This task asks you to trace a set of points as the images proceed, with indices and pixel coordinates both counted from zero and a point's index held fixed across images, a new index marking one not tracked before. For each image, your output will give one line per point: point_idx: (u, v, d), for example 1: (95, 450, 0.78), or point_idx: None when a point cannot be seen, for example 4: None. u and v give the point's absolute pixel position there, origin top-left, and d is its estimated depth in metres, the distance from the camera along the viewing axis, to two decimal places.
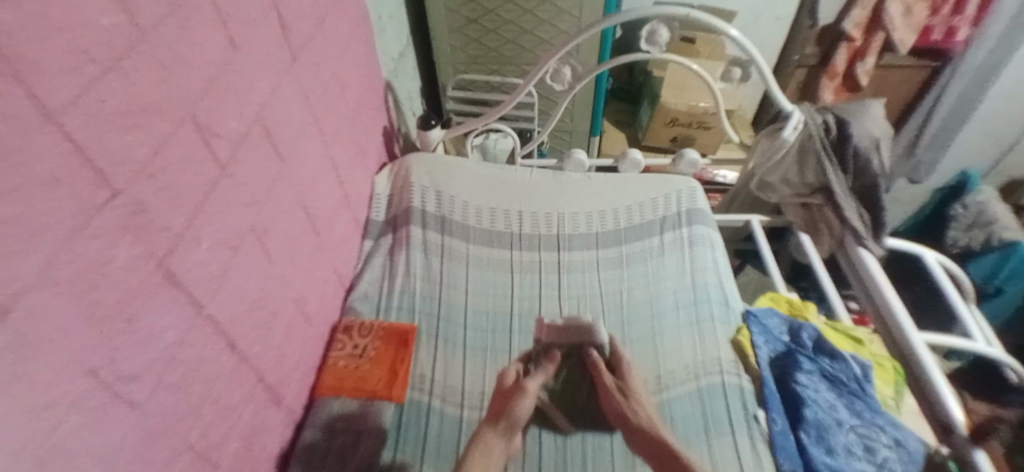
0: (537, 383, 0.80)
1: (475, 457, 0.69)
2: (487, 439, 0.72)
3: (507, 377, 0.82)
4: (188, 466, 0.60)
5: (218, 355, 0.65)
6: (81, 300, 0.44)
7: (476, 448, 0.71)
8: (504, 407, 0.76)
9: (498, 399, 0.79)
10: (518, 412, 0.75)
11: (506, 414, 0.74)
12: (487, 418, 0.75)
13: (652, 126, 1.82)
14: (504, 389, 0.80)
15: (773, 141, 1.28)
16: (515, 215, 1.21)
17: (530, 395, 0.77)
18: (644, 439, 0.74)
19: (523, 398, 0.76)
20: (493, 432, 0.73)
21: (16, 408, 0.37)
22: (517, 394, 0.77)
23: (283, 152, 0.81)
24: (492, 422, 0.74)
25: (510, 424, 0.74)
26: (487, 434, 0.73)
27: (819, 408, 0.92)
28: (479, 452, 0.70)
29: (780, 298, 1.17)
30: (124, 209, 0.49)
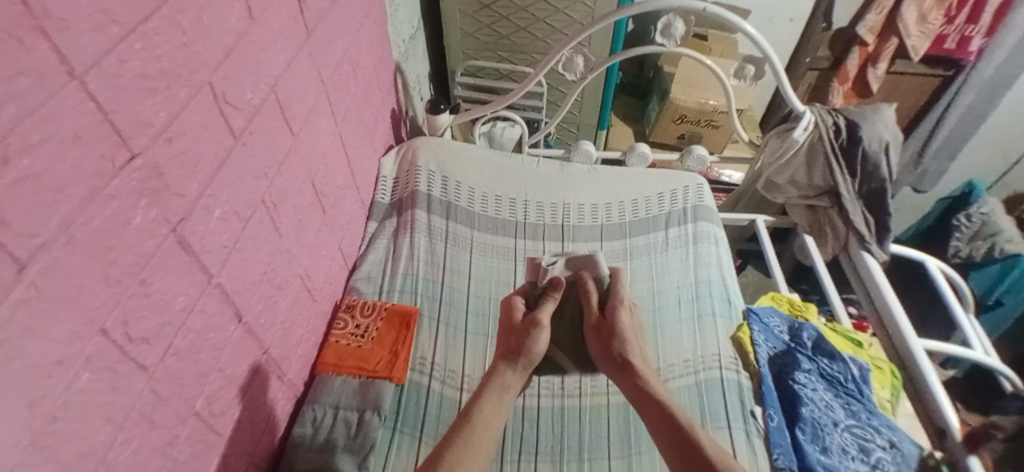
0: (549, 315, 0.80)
1: (490, 394, 0.69)
2: (502, 374, 0.73)
3: (514, 313, 0.82)
4: (192, 433, 0.61)
5: (225, 325, 0.66)
6: (97, 261, 0.44)
7: (494, 387, 0.71)
8: (517, 345, 0.76)
9: (511, 336, 0.79)
10: (536, 347, 0.76)
11: (525, 353, 0.75)
12: (501, 356, 0.76)
13: (660, 122, 1.82)
14: (514, 325, 0.80)
15: (782, 141, 1.27)
16: (521, 203, 1.21)
17: (544, 330, 0.77)
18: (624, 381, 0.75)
19: (539, 332, 0.77)
20: (509, 370, 0.73)
21: (28, 364, 0.37)
22: (532, 328, 0.77)
23: (295, 126, 0.81)
24: (510, 361, 0.75)
25: (529, 360, 0.75)
26: (503, 372, 0.73)
27: (816, 407, 0.93)
28: (495, 388, 0.71)
29: (782, 298, 1.18)
30: (141, 173, 0.49)
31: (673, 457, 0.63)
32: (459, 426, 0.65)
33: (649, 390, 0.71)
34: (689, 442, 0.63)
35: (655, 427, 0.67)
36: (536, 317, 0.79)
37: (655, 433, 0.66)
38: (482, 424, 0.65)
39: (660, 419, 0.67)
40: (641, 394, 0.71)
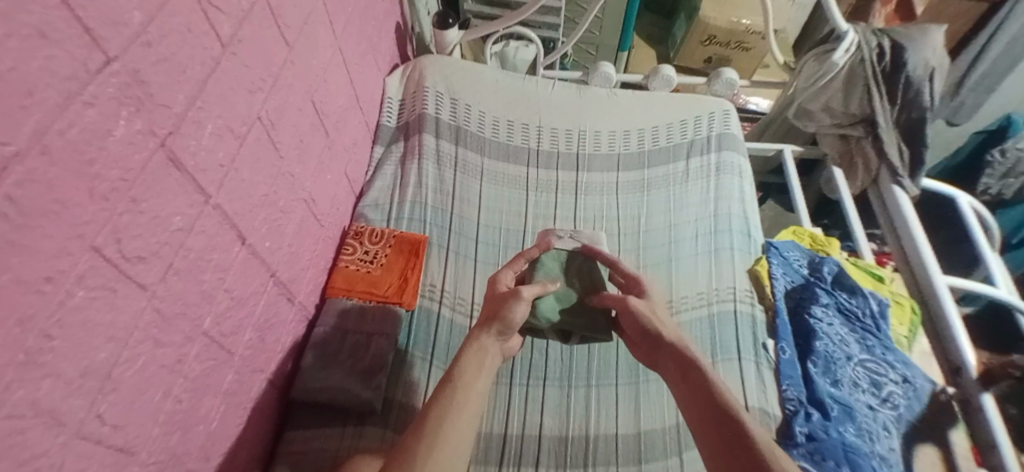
0: (533, 291, 0.77)
1: (470, 358, 0.69)
2: (479, 341, 0.71)
3: (499, 286, 0.80)
4: (203, 351, 0.61)
5: (229, 247, 0.64)
6: (80, 174, 0.41)
7: (466, 350, 0.70)
8: (497, 310, 0.75)
9: (491, 302, 0.77)
10: (514, 315, 0.74)
11: (500, 318, 0.73)
12: (478, 323, 0.75)
13: (687, 44, 1.71)
14: (498, 294, 0.78)
15: (820, 64, 1.20)
16: (534, 130, 1.15)
17: (525, 301, 0.75)
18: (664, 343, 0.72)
19: (518, 301, 0.75)
20: (486, 334, 0.72)
21: (15, 282, 0.36)
22: (510, 298, 0.75)
23: (289, 37, 0.74)
24: (486, 325, 0.74)
25: (505, 327, 0.73)
26: (480, 335, 0.72)
27: (830, 341, 0.93)
28: (474, 350, 0.70)
29: (803, 232, 1.15)
30: (119, 79, 0.44)
31: (711, 428, 0.61)
32: (442, 390, 0.65)
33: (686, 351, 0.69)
34: (722, 406, 0.62)
35: (687, 401, 0.65)
36: (518, 288, 0.76)
37: (691, 414, 0.64)
38: (462, 385, 0.65)
39: (700, 389, 0.64)
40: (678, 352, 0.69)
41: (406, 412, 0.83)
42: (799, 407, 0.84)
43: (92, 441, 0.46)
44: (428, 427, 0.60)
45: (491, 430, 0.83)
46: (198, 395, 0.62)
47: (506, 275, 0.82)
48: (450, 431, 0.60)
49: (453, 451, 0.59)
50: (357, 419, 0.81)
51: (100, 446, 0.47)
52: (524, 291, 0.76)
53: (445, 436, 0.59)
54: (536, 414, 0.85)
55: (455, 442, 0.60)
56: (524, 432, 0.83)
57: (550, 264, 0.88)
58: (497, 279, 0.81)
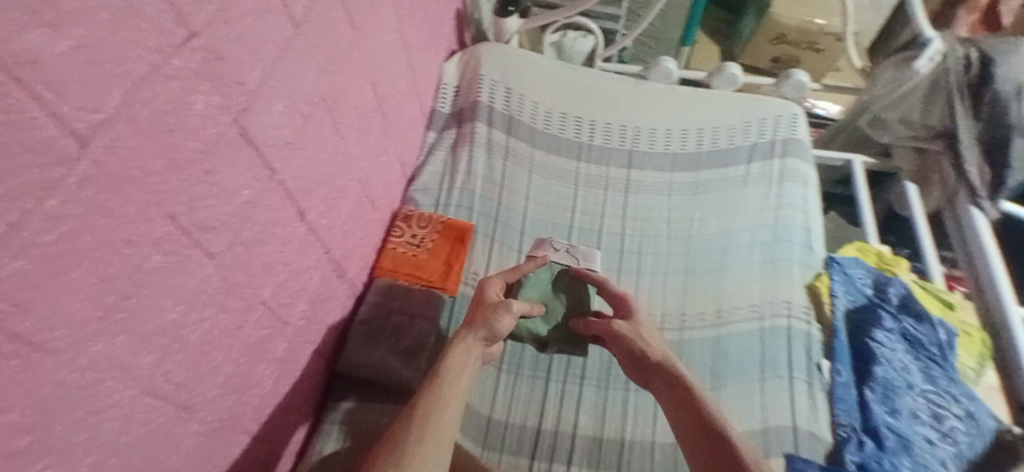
0: (522, 308, 0.77)
1: (453, 361, 0.69)
2: (463, 346, 0.71)
3: (489, 293, 0.78)
4: (261, 319, 0.64)
5: (290, 222, 0.66)
6: (159, 145, 0.43)
7: (455, 352, 0.70)
8: (484, 316, 0.74)
9: (478, 307, 0.76)
10: (500, 325, 0.74)
11: (487, 325, 0.73)
12: (464, 323, 0.75)
13: (753, 42, 1.65)
14: (487, 301, 0.77)
15: (901, 71, 1.17)
16: (588, 124, 1.12)
17: (513, 313, 0.75)
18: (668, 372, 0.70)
19: (507, 313, 0.75)
20: (473, 337, 0.72)
21: (94, 244, 0.39)
22: (500, 310, 0.74)
23: (355, 19, 0.75)
24: (471, 328, 0.73)
25: (490, 334, 0.73)
26: (466, 337, 0.72)
27: (891, 368, 0.88)
28: (461, 350, 0.70)
29: (870, 250, 1.08)
30: (199, 54, 0.46)
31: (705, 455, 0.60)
32: (430, 384, 0.66)
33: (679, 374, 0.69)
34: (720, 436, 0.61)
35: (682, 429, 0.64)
36: (509, 301, 0.76)
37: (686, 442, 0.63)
38: (448, 383, 0.65)
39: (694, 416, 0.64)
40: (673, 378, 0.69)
41: None
42: (851, 433, 0.79)
43: (157, 396, 0.49)
44: (419, 419, 0.61)
45: (525, 422, 0.83)
46: (254, 360, 0.64)
47: (496, 283, 0.80)
48: (437, 421, 0.61)
49: (435, 445, 0.59)
50: (397, 399, 0.82)
51: (164, 401, 0.50)
52: (514, 304, 0.76)
53: (433, 425, 0.61)
54: (572, 412, 0.84)
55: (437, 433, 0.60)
56: (559, 429, 0.82)
57: (541, 278, 0.87)
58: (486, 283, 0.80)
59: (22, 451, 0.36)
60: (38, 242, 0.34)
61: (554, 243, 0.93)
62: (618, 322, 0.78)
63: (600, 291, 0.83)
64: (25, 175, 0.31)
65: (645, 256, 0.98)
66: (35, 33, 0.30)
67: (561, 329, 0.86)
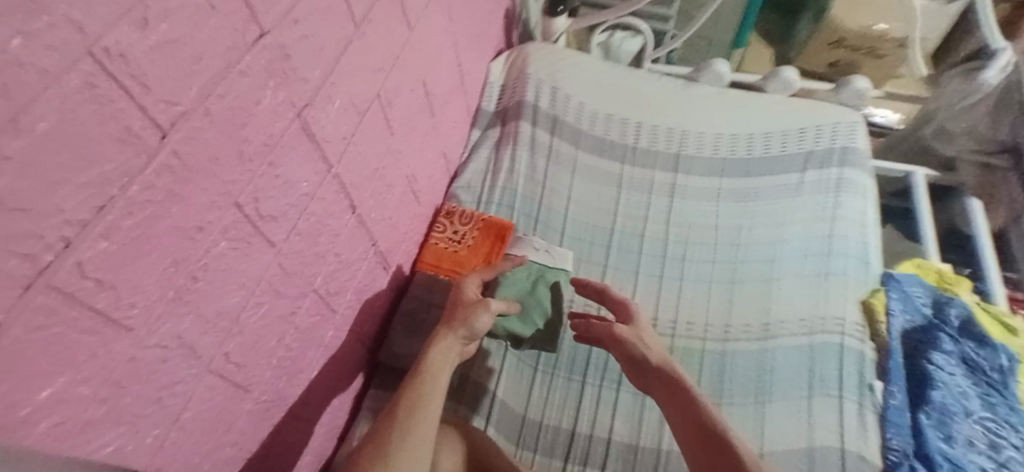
0: (503, 305, 0.76)
1: (434, 359, 0.69)
2: (439, 343, 0.71)
3: (466, 292, 0.78)
4: (312, 306, 0.66)
5: (342, 215, 0.68)
6: (231, 137, 0.46)
7: (434, 348, 0.71)
8: (463, 315, 0.74)
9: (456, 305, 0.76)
10: (479, 323, 0.74)
11: (466, 324, 0.73)
12: (442, 321, 0.75)
13: (810, 44, 1.58)
14: (465, 300, 0.77)
15: (969, 82, 1.20)
16: (634, 125, 1.10)
17: (493, 310, 0.75)
18: (676, 392, 0.71)
19: (485, 311, 0.74)
20: (452, 336, 0.72)
21: (171, 229, 0.41)
22: (479, 308, 0.74)
23: (412, 20, 0.77)
24: (451, 326, 0.73)
25: (470, 333, 0.73)
26: (445, 336, 0.72)
27: (948, 392, 0.84)
28: (440, 350, 0.70)
29: (928, 267, 1.02)
30: (270, 52, 0.48)
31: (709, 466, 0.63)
32: (409, 384, 0.66)
33: (683, 382, 0.71)
34: (729, 458, 0.63)
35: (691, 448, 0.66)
36: (487, 300, 0.75)
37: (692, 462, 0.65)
38: (430, 383, 0.66)
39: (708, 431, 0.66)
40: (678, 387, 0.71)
41: (480, 391, 0.83)
42: (902, 459, 0.76)
43: (217, 375, 0.52)
44: (400, 417, 0.61)
45: (559, 424, 0.83)
46: (304, 346, 0.67)
47: (473, 282, 0.80)
48: (417, 419, 0.62)
49: (413, 438, 0.60)
50: None
51: (223, 380, 0.53)
52: (494, 303, 0.75)
53: (415, 425, 0.61)
54: (608, 416, 0.83)
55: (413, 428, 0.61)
56: (593, 433, 0.82)
57: (518, 279, 0.87)
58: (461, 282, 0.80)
59: (98, 419, 0.39)
60: (121, 225, 0.36)
61: (532, 243, 0.93)
62: (620, 325, 0.80)
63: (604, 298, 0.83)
64: (109, 162, 0.34)
65: (688, 264, 0.96)
66: (121, 26, 0.32)
67: (542, 330, 0.84)
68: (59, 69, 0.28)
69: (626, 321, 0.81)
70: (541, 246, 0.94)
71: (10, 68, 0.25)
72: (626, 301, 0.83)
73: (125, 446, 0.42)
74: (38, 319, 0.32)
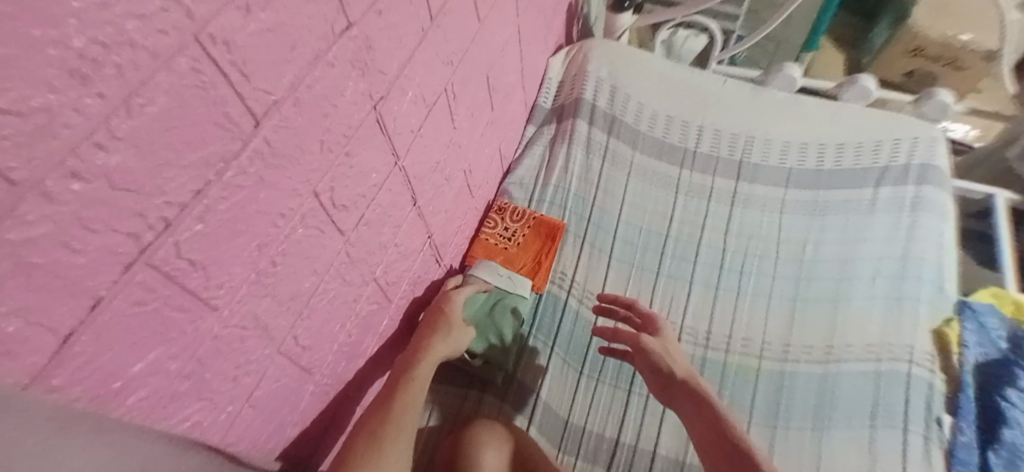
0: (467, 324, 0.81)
1: (423, 369, 0.71)
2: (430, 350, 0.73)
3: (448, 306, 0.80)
4: (372, 294, 0.67)
5: (405, 206, 0.69)
6: (316, 126, 0.47)
7: (431, 354, 0.73)
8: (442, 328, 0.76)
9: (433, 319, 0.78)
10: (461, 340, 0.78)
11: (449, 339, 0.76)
12: (425, 328, 0.76)
13: (886, 52, 1.50)
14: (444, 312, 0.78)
15: None
16: (695, 129, 1.07)
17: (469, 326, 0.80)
18: (703, 407, 0.69)
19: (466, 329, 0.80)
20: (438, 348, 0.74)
21: (258, 213, 0.42)
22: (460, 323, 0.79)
23: (483, 13, 0.76)
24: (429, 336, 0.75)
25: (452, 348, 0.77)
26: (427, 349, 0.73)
27: (1022, 432, 0.78)
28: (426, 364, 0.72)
29: (1006, 298, 0.95)
30: (355, 43, 0.49)
31: None
32: (395, 391, 0.67)
33: (708, 398, 0.70)
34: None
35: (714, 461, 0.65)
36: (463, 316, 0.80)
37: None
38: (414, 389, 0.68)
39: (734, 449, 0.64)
40: (701, 399, 0.70)
41: (523, 393, 0.84)
42: None
43: (286, 357, 0.53)
44: (383, 423, 0.63)
45: (603, 431, 0.82)
46: (362, 332, 0.68)
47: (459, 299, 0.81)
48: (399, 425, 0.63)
49: (403, 440, 0.63)
50: (479, 387, 0.85)
51: (291, 362, 0.55)
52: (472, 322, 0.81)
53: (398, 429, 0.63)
54: (653, 427, 0.82)
55: (398, 429, 0.63)
56: (638, 444, 0.81)
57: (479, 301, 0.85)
58: (453, 294, 0.82)
59: (183, 392, 0.41)
60: (216, 209, 0.38)
61: (494, 268, 0.89)
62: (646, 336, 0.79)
63: (632, 312, 0.84)
64: (211, 147, 0.35)
65: (747, 276, 0.93)
66: (226, 13, 0.33)
67: (496, 347, 0.83)
68: (169, 52, 0.29)
69: (651, 333, 0.81)
70: (505, 271, 0.90)
71: (120, 48, 0.26)
72: (653, 315, 0.83)
73: (203, 421, 0.44)
74: (138, 295, 0.33)
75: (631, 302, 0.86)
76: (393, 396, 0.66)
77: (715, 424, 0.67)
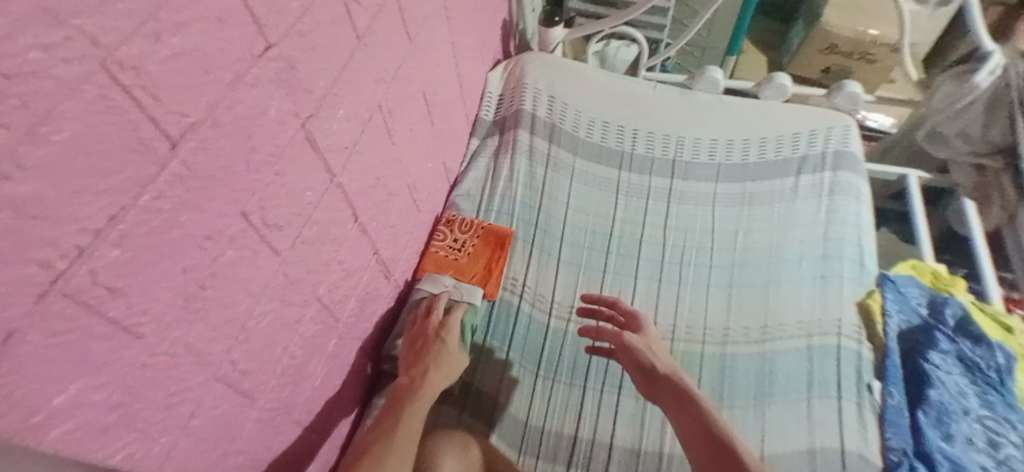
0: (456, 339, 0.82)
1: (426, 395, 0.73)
2: (431, 383, 0.75)
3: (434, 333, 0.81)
4: (316, 315, 0.67)
5: (345, 223, 0.70)
6: (240, 147, 0.47)
7: (430, 386, 0.74)
8: (437, 354, 0.78)
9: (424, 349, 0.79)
10: (456, 364, 0.79)
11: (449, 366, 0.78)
12: (422, 363, 0.77)
13: (803, 51, 1.62)
14: (436, 343, 0.80)
15: (960, 83, 1.19)
16: (631, 133, 1.12)
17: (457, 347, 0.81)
18: (684, 402, 0.72)
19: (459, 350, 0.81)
20: (436, 378, 0.76)
21: (183, 236, 0.42)
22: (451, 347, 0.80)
23: (413, 32, 0.79)
24: (420, 366, 0.77)
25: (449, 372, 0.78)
26: (426, 380, 0.75)
27: (946, 391, 0.84)
28: (427, 395, 0.73)
29: (924, 268, 1.03)
30: (276, 63, 0.50)
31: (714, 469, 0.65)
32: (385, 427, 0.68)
33: (687, 392, 0.73)
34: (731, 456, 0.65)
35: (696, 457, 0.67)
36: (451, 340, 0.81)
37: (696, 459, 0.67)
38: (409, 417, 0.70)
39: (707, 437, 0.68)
40: (681, 394, 0.73)
41: (480, 401, 0.85)
42: (902, 459, 0.76)
43: (224, 382, 0.53)
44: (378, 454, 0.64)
45: (561, 430, 0.83)
46: (309, 353, 0.68)
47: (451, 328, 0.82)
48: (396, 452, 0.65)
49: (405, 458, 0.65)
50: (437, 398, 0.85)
51: (230, 387, 0.54)
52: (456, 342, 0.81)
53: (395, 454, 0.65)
54: (610, 421, 0.84)
55: (402, 450, 0.66)
56: (596, 438, 0.82)
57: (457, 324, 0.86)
58: (448, 323, 0.83)
59: (111, 425, 0.40)
60: (135, 233, 0.37)
61: (441, 281, 0.91)
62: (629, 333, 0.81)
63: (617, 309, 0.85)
64: (126, 171, 0.35)
65: (686, 268, 0.97)
66: (134, 39, 0.33)
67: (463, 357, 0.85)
68: (76, 80, 0.29)
69: (634, 330, 0.83)
70: (451, 281, 0.91)
71: (24, 78, 0.26)
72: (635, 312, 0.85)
73: (135, 454, 0.43)
74: (56, 326, 0.32)
75: (614, 300, 0.88)
76: (397, 423, 0.68)
77: (695, 417, 0.70)
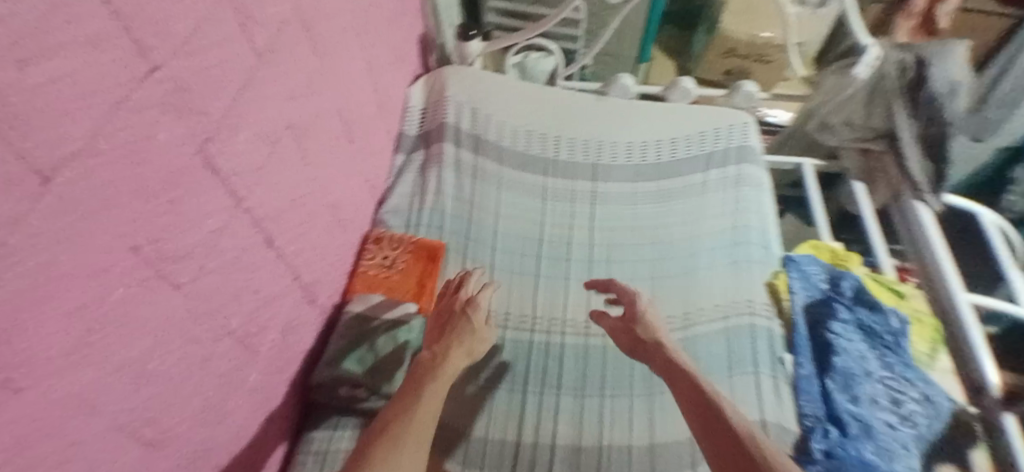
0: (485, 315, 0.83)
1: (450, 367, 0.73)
2: (454, 359, 0.74)
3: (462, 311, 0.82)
4: (230, 349, 0.64)
5: (258, 249, 0.67)
6: (127, 177, 0.44)
7: (451, 360, 0.74)
8: (462, 330, 0.79)
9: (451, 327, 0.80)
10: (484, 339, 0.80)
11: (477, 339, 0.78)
12: (445, 340, 0.77)
13: (706, 55, 1.75)
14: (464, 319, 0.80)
15: (841, 77, 1.30)
16: (553, 140, 1.15)
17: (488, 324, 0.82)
18: (674, 371, 0.71)
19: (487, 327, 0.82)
20: (460, 353, 0.75)
21: (66, 276, 0.39)
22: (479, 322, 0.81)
23: (321, 49, 0.77)
24: (446, 342, 0.77)
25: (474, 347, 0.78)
26: (451, 355, 0.74)
27: (849, 357, 0.92)
28: (450, 371, 0.73)
29: (823, 247, 1.13)
30: (163, 86, 0.47)
31: (705, 438, 0.62)
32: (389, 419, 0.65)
33: (675, 361, 0.72)
34: (713, 409, 0.64)
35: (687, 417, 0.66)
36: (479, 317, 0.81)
37: (688, 416, 0.65)
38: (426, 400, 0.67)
39: (692, 401, 0.66)
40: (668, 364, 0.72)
41: None
42: (816, 423, 0.84)
43: (123, 430, 0.49)
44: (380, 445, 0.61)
45: (503, 437, 0.84)
46: (226, 389, 0.64)
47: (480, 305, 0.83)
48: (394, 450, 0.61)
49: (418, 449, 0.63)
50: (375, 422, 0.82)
51: (132, 435, 0.50)
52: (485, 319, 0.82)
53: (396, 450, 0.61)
54: (550, 421, 0.85)
55: (424, 427, 0.65)
56: (538, 441, 0.83)
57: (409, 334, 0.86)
58: (476, 299, 0.84)
59: None
60: (7, 279, 0.33)
61: (370, 298, 0.91)
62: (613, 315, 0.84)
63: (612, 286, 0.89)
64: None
65: (613, 265, 1.02)
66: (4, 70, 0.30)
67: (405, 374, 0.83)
68: None
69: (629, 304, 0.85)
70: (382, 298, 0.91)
71: None
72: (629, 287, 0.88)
73: None
74: None
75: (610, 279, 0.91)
76: (417, 400, 0.67)
77: (686, 384, 0.69)
